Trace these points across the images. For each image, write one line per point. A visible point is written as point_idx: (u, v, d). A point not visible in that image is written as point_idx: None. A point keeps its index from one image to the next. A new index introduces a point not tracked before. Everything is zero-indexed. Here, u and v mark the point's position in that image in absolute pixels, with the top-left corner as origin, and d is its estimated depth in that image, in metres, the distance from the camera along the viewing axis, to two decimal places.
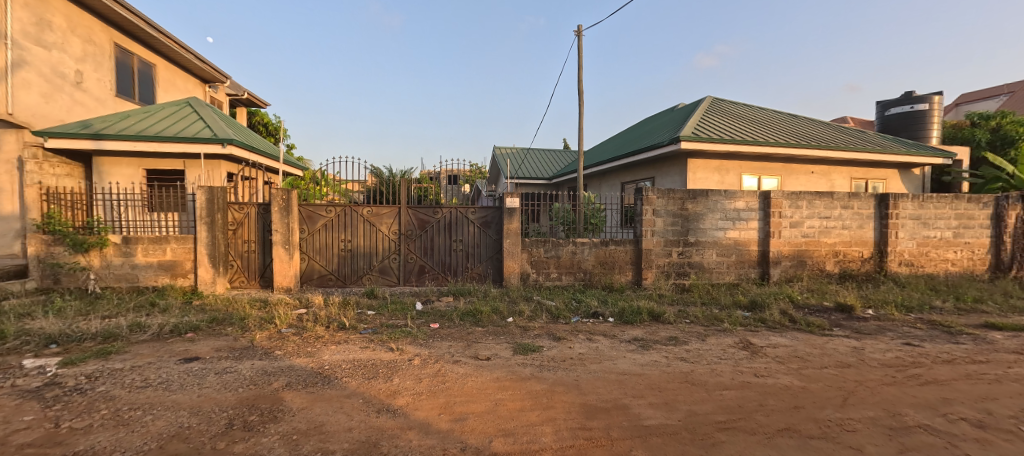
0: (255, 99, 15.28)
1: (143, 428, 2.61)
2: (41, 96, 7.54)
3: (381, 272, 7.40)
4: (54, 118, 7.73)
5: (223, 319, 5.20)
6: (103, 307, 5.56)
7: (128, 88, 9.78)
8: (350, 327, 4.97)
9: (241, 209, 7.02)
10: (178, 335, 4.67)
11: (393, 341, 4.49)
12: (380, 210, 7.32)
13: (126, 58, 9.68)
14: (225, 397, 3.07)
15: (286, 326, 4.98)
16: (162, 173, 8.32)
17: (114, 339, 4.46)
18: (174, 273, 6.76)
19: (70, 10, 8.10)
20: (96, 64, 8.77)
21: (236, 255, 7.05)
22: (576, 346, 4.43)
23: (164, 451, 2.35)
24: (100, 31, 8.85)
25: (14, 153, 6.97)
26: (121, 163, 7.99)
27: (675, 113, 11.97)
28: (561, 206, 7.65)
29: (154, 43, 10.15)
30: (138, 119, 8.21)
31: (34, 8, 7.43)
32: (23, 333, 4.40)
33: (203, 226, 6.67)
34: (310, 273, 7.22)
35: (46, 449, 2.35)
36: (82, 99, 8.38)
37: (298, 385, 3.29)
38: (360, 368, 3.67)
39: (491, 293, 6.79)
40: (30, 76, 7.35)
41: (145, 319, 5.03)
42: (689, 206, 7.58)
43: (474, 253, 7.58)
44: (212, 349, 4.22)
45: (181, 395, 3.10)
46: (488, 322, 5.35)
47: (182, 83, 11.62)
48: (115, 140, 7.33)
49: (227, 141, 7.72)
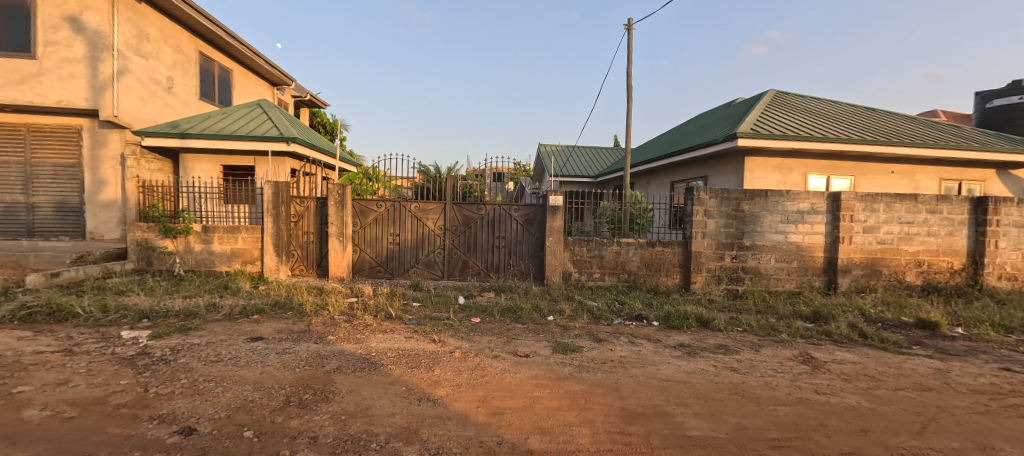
0: (317, 100, 16.34)
1: (216, 397, 2.90)
2: (140, 100, 8.54)
3: (427, 266, 7.64)
4: (148, 119, 8.74)
5: (285, 303, 5.62)
6: (185, 288, 6.25)
7: (210, 92, 10.86)
8: (397, 318, 5.19)
9: (302, 203, 7.55)
10: (246, 316, 5.13)
11: (437, 333, 4.62)
12: (426, 206, 7.57)
13: (208, 65, 10.74)
14: (284, 375, 3.33)
15: (338, 313, 5.28)
16: (235, 168, 9.12)
17: (193, 317, 4.99)
18: (244, 259, 7.43)
19: (163, 23, 9.11)
20: (184, 70, 9.80)
21: (297, 245, 7.59)
22: (618, 349, 4.32)
23: (231, 420, 2.60)
24: (187, 41, 9.86)
25: (116, 150, 8.19)
26: (202, 159, 8.86)
27: (731, 108, 11.27)
28: (607, 204, 7.51)
29: (231, 50, 11.14)
30: (216, 120, 9.05)
31: (135, 22, 8.40)
32: (122, 308, 5.02)
33: (270, 217, 7.26)
34: (361, 264, 7.60)
35: (137, 410, 2.69)
36: (171, 103, 9.42)
37: (348, 369, 3.49)
38: (404, 357, 3.82)
39: (532, 291, 6.78)
40: (131, 83, 8.34)
41: (219, 301, 5.57)
42: (745, 207, 7.12)
43: (516, 250, 7.63)
44: (274, 331, 4.60)
45: (247, 371, 3.40)
46: (528, 319, 5.36)
47: (254, 86, 12.68)
48: (198, 139, 8.13)
49: (291, 139, 8.33)
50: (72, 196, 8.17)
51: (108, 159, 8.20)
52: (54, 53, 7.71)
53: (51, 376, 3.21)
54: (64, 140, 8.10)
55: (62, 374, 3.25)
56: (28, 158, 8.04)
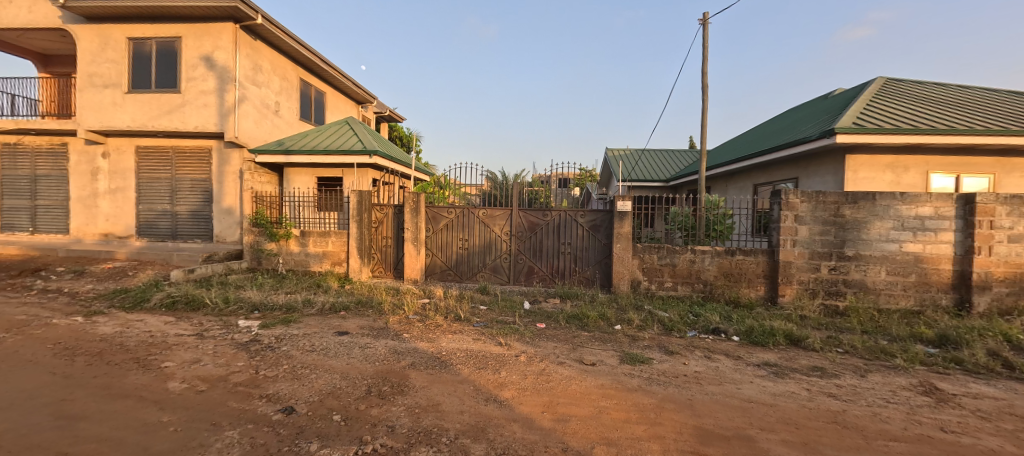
0: (395, 115, 17.69)
1: (311, 382, 3.28)
2: (255, 123, 9.94)
3: (494, 270, 7.85)
4: (260, 139, 10.15)
5: (366, 302, 6.14)
6: (286, 285, 7.11)
7: (308, 112, 12.31)
8: (465, 319, 5.41)
9: (381, 210, 8.20)
10: (335, 312, 5.70)
11: (503, 336, 4.73)
12: (493, 212, 7.80)
13: (307, 89, 12.20)
14: (366, 367, 3.65)
15: (413, 313, 5.64)
16: (327, 180, 10.20)
17: (293, 310, 5.67)
18: (333, 261, 8.27)
19: (272, 55, 10.52)
20: (288, 95, 11.25)
21: (377, 249, 8.26)
22: (692, 364, 4.05)
23: (322, 404, 2.91)
24: (291, 69, 11.29)
25: (236, 166, 9.61)
26: (301, 172, 10.05)
27: (828, 101, 10.04)
28: (680, 209, 7.10)
29: (325, 74, 12.54)
30: (312, 137, 10.21)
31: (252, 57, 9.81)
32: (239, 300, 5.87)
33: (355, 223, 8.01)
34: (433, 267, 8.03)
35: (249, 389, 3.14)
36: (278, 124, 10.84)
37: (421, 366, 3.72)
38: (472, 358, 3.97)
39: (599, 299, 6.62)
40: (248, 109, 9.71)
41: (313, 297, 6.26)
42: (845, 212, 6.29)
43: (582, 257, 7.53)
44: (358, 326, 5.05)
45: (335, 361, 3.78)
46: (594, 327, 5.26)
47: (343, 105, 14.11)
48: (299, 154, 9.25)
49: (373, 153, 9.13)
50: (204, 205, 9.75)
51: (230, 174, 9.65)
52: (194, 87, 9.32)
53: (188, 354, 3.87)
54: (199, 159, 9.73)
55: (196, 354, 3.89)
56: (174, 174, 9.77)
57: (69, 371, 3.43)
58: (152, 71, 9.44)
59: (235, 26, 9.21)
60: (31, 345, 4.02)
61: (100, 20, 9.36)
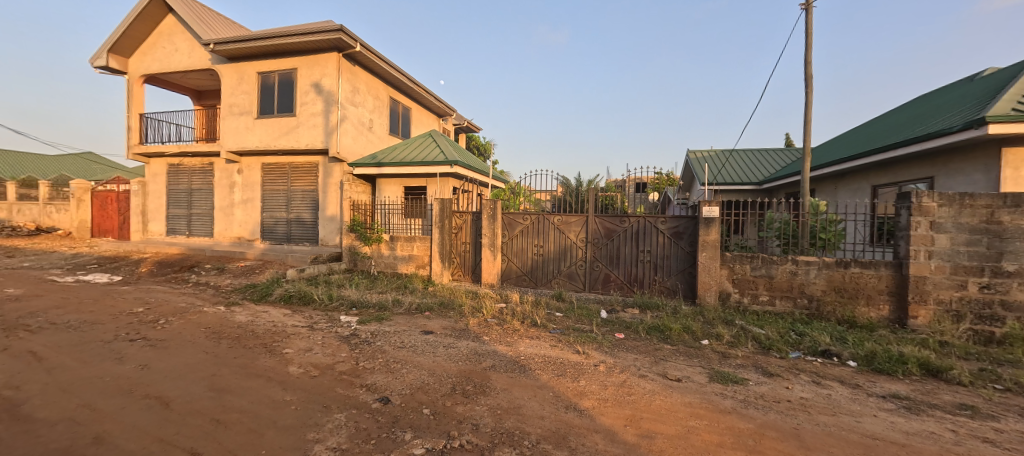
0: (472, 125, 18.51)
1: (402, 376, 3.56)
2: (352, 139, 11.10)
3: (569, 277, 7.78)
4: (357, 153, 11.32)
5: (448, 304, 6.50)
6: (378, 285, 7.81)
7: (396, 127, 13.43)
8: (541, 325, 5.44)
9: (461, 217, 8.62)
10: (420, 312, 6.12)
11: (580, 344, 4.67)
12: (569, 219, 7.76)
13: (395, 106, 13.33)
14: (450, 366, 3.86)
15: (491, 316, 5.83)
16: (413, 188, 11.01)
17: (384, 308, 6.21)
18: (418, 264, 8.88)
19: (367, 77, 11.69)
20: (380, 113, 12.40)
21: (457, 253, 8.70)
22: (796, 388, 3.62)
23: (413, 397, 3.14)
24: (382, 89, 12.44)
25: (337, 178, 10.82)
26: (390, 182, 10.98)
27: (975, 83, 8.34)
28: (778, 215, 6.41)
29: (411, 92, 13.60)
30: (400, 149, 11.11)
31: (351, 81, 10.99)
32: (340, 297, 6.58)
33: (437, 229, 8.53)
34: (508, 273, 8.21)
35: (352, 378, 3.51)
36: (371, 139, 12.00)
37: (501, 368, 3.83)
38: (550, 364, 3.99)
39: (682, 311, 6.22)
40: (348, 127, 10.89)
41: (401, 297, 6.79)
42: (1003, 218, 5.16)
43: (663, 265, 7.16)
44: (441, 327, 5.36)
45: (423, 358, 4.06)
46: (678, 340, 4.95)
47: (426, 119, 15.17)
48: (389, 166, 10.13)
49: (453, 163, 9.69)
50: (312, 212, 11.13)
51: (332, 185, 10.89)
52: (306, 110, 10.72)
53: (303, 343, 4.44)
54: (309, 173, 11.15)
55: (308, 343, 4.45)
56: (289, 186, 11.30)
57: (217, 351, 4.15)
58: (275, 99, 11.07)
59: (339, 54, 10.41)
60: (190, 327, 4.95)
61: (239, 59, 11.24)
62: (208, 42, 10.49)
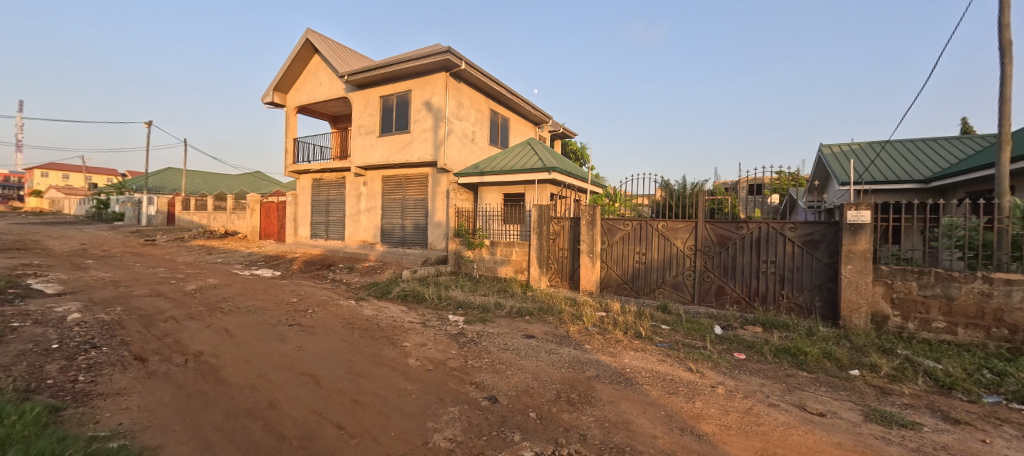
0: (568, 131, 18.47)
1: (508, 378, 3.67)
2: (457, 150, 11.94)
3: (675, 288, 7.23)
4: (461, 164, 12.15)
5: (547, 309, 6.54)
6: (481, 288, 8.22)
7: (495, 137, 14.08)
8: (647, 338, 5.14)
9: (558, 222, 8.64)
10: (521, 316, 6.27)
11: (692, 361, 4.29)
12: (675, 225, 7.22)
13: (495, 117, 13.99)
14: (553, 372, 3.86)
15: (591, 325, 5.70)
16: (512, 195, 11.39)
17: (487, 310, 6.51)
18: (517, 269, 9.14)
19: (471, 92, 12.50)
20: (481, 125, 13.14)
21: (554, 259, 8.74)
22: (999, 444, 2.80)
23: (520, 400, 3.22)
24: (483, 102, 13.17)
25: (444, 187, 11.72)
26: (491, 190, 11.50)
27: None
28: (959, 221, 5.11)
29: (509, 103, 14.14)
30: (500, 159, 11.61)
31: (457, 96, 11.85)
32: (448, 298, 7.09)
33: (535, 235, 8.69)
34: (608, 280, 7.96)
35: (462, 374, 3.73)
36: (473, 150, 12.77)
37: (605, 379, 3.71)
38: (659, 380, 3.73)
39: (820, 332, 5.32)
40: (453, 139, 11.75)
41: (503, 301, 7.03)
42: None
43: (792, 278, 6.25)
44: (542, 332, 5.41)
45: (526, 362, 4.14)
46: (816, 367, 4.24)
47: (523, 127, 15.61)
48: (490, 175, 10.66)
49: (551, 169, 9.82)
50: (422, 219, 12.24)
51: (440, 194, 11.82)
52: (418, 127, 11.86)
53: (419, 338, 4.88)
54: (420, 183, 12.31)
55: (423, 338, 4.88)
56: (404, 195, 12.60)
57: (352, 339, 4.80)
58: (393, 119, 12.48)
59: (446, 73, 11.32)
60: (331, 317, 5.81)
61: (366, 86, 12.98)
62: (344, 74, 12.32)
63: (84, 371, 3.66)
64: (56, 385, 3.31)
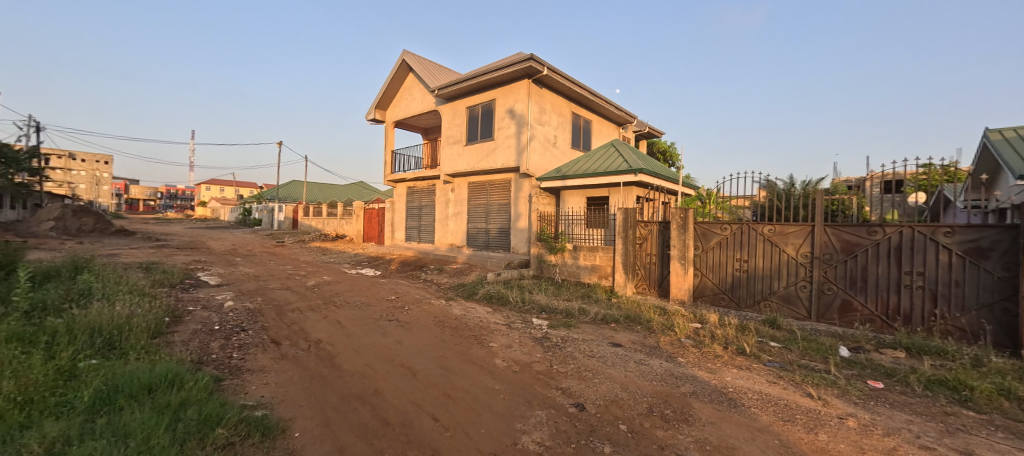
0: (654, 130, 17.51)
1: (595, 386, 3.57)
2: (539, 155, 12.06)
3: (787, 301, 6.37)
4: (543, 168, 12.24)
5: (635, 317, 6.23)
6: (564, 292, 8.15)
7: (577, 140, 13.93)
8: (751, 355, 4.61)
9: (646, 226, 8.22)
10: (606, 323, 6.07)
11: (811, 386, 3.74)
12: (785, 229, 6.39)
13: (577, 120, 13.85)
14: (644, 384, 3.66)
15: (685, 336, 5.29)
16: (595, 199, 11.12)
17: (571, 316, 6.42)
18: (601, 274, 8.88)
19: (553, 97, 12.55)
20: (563, 128, 13.12)
21: (641, 265, 8.32)
22: None
23: (608, 410, 3.10)
24: (565, 106, 13.14)
25: (526, 192, 11.90)
26: (573, 193, 11.35)
27: None
28: None
29: (592, 105, 13.88)
30: (583, 162, 11.44)
31: (539, 102, 11.99)
32: (531, 301, 7.15)
33: (620, 239, 8.36)
34: (703, 289, 7.33)
35: (548, 378, 3.72)
36: (555, 154, 12.79)
37: (704, 397, 3.41)
38: (770, 404, 3.31)
39: (993, 363, 4.25)
40: (536, 145, 11.90)
41: (587, 306, 6.88)
42: None
43: (948, 295, 5.11)
44: (630, 341, 5.17)
45: (614, 371, 3.98)
46: (989, 406, 3.39)
47: (606, 129, 15.22)
48: (572, 178, 10.56)
49: (638, 170, 9.45)
50: (505, 223, 12.58)
51: (522, 198, 12.02)
52: (502, 133, 12.25)
53: (505, 340, 5.00)
54: (504, 188, 12.66)
55: (509, 340, 4.98)
56: (488, 200, 13.09)
57: (443, 336, 5.10)
58: (478, 127, 13.06)
59: (529, 80, 11.53)
60: (425, 315, 6.25)
61: (454, 99, 13.81)
62: (435, 89, 13.26)
63: (237, 349, 4.44)
64: (218, 359, 4.06)
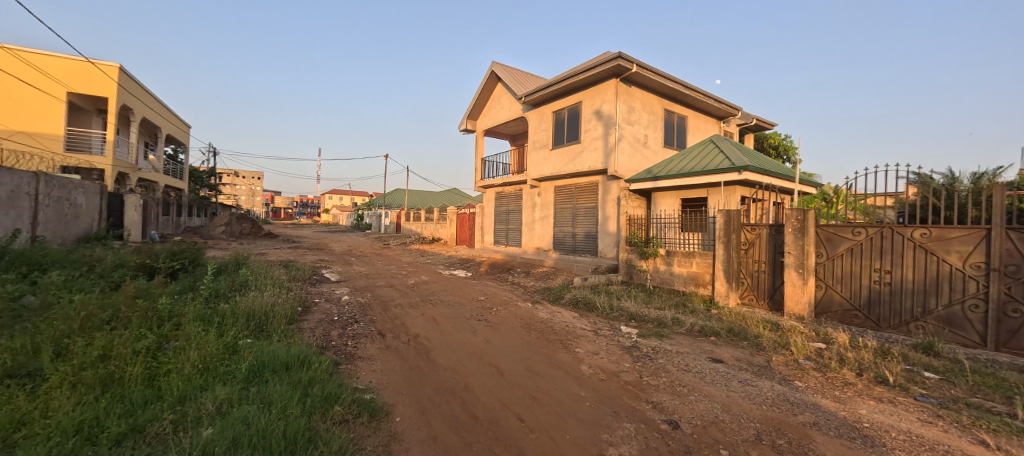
0: (764, 122, 15.59)
1: (691, 403, 3.29)
2: (628, 156, 11.58)
3: (949, 323, 5.16)
4: (633, 169, 11.73)
5: (740, 331, 5.60)
6: (656, 300, 7.68)
7: (671, 138, 13.05)
8: (896, 386, 3.81)
9: (753, 230, 7.36)
10: (705, 336, 5.57)
11: (988, 432, 2.95)
12: (945, 233, 5.17)
13: (670, 117, 12.99)
14: (750, 408, 3.27)
15: (803, 357, 4.59)
16: (691, 200, 10.28)
17: (664, 326, 6.02)
18: (698, 282, 8.17)
19: (643, 95, 11.97)
20: (655, 127, 12.41)
21: (747, 273, 7.46)
22: None
23: (707, 431, 2.83)
24: (657, 103, 12.43)
25: (615, 194, 11.51)
26: (666, 195, 10.59)
27: None
28: None
29: (687, 99, 12.90)
30: (677, 161, 10.67)
31: (627, 101, 11.53)
32: (620, 308, 6.88)
33: (721, 244, 7.65)
34: (828, 304, 6.29)
35: (637, 390, 3.54)
36: (646, 154, 12.15)
37: (828, 430, 2.92)
38: (923, 449, 2.70)
39: None
40: (624, 145, 11.46)
41: (682, 316, 6.38)
42: None
43: None
44: (733, 357, 4.67)
45: (713, 389, 3.63)
46: None
47: (704, 124, 14.00)
48: (665, 179, 9.92)
49: (742, 168, 8.53)
50: (592, 227, 12.31)
51: (610, 201, 11.65)
52: (588, 136, 12.06)
53: (591, 346, 4.90)
54: (591, 191, 12.42)
55: (596, 347, 4.86)
56: (575, 204, 12.96)
57: (530, 339, 5.18)
58: (565, 131, 13.03)
59: (617, 79, 11.16)
60: (512, 316, 6.42)
61: (540, 105, 13.99)
62: (521, 97, 13.60)
63: (352, 338, 5.07)
64: (337, 345, 4.69)
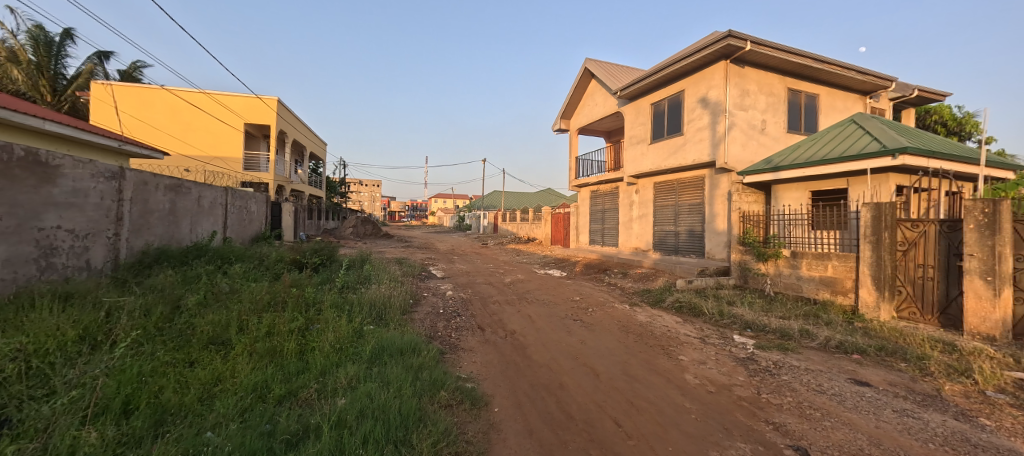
0: (930, 94, 12.52)
1: (825, 430, 2.82)
2: (742, 146, 10.35)
3: None
4: (747, 160, 10.44)
5: (895, 350, 4.60)
6: (779, 308, 6.71)
7: (797, 122, 11.29)
8: None
9: (915, 227, 5.97)
10: (845, 353, 4.70)
11: None
12: None
13: (796, 97, 11.24)
14: (910, 444, 2.67)
15: (994, 389, 3.57)
16: (825, 193, 8.76)
17: (789, 338, 5.24)
18: (835, 289, 6.90)
19: (760, 75, 10.59)
20: (775, 110, 10.87)
21: (905, 280, 6.08)
22: None
23: None
24: (778, 83, 10.87)
25: (725, 189, 10.38)
26: (791, 187, 9.19)
27: None
28: None
29: (818, 75, 11.02)
30: (806, 147, 9.20)
31: (740, 84, 10.31)
32: (732, 315, 6.18)
33: (868, 245, 6.33)
34: None
35: (753, 408, 3.15)
36: (764, 142, 10.72)
37: None
38: None
39: None
40: (737, 134, 10.27)
41: (813, 328, 5.46)
42: None
43: None
44: (885, 381, 3.85)
45: (857, 417, 3.05)
46: None
47: (842, 102, 11.79)
48: (789, 169, 8.63)
49: (899, 151, 6.99)
50: (698, 225, 11.27)
51: (719, 197, 10.55)
52: (693, 126, 11.09)
53: (698, 354, 4.49)
54: (696, 186, 11.40)
55: (703, 356, 4.45)
56: (678, 200, 12.03)
57: (628, 342, 4.97)
58: (665, 123, 12.19)
59: (726, 61, 10.07)
60: (608, 318, 6.23)
61: (637, 97, 13.32)
62: (617, 91, 13.13)
63: (455, 330, 5.47)
64: (443, 336, 5.11)
